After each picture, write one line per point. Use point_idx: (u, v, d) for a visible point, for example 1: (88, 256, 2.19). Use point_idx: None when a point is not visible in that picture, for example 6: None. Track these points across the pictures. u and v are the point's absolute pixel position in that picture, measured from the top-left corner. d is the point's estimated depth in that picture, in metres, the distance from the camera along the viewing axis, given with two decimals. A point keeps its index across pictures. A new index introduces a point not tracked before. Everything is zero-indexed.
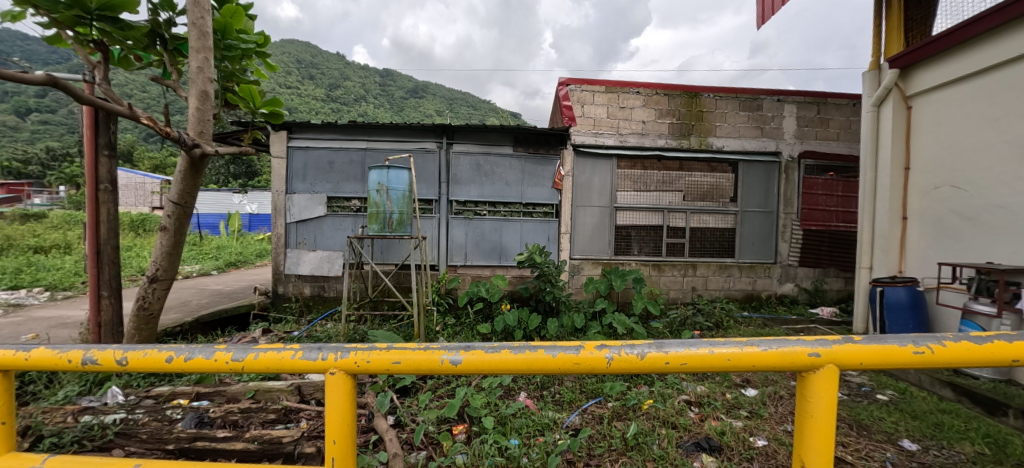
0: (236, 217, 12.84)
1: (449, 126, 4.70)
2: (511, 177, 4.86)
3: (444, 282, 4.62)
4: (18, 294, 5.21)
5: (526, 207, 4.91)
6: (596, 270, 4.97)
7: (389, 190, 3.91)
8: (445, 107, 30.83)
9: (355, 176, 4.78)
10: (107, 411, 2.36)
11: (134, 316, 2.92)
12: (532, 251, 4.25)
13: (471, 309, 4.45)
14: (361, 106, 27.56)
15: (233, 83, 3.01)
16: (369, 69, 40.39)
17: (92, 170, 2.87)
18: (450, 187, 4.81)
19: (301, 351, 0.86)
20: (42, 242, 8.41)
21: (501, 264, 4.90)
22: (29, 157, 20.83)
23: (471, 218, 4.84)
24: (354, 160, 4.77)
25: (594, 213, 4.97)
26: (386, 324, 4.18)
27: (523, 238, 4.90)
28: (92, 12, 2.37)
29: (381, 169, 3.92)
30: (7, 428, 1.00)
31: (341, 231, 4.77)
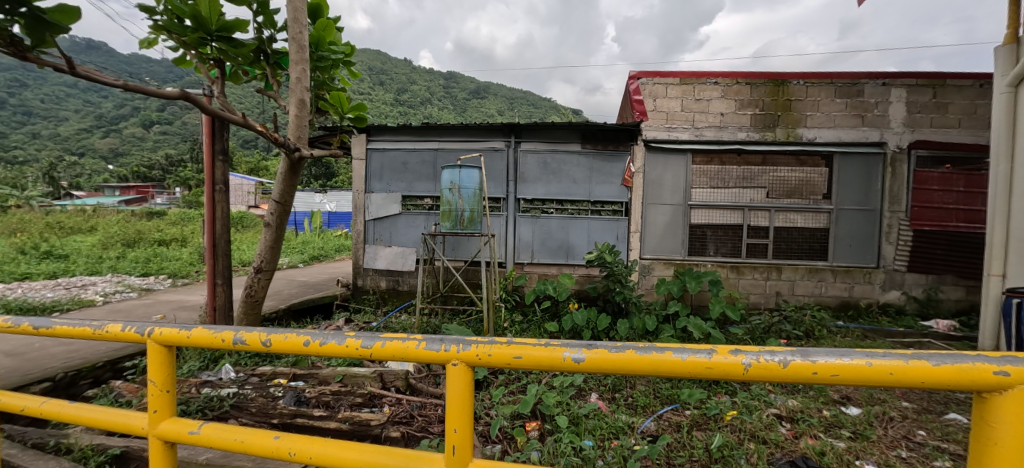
0: (321, 215, 14.09)
1: (517, 126, 4.75)
2: (579, 174, 4.80)
3: (511, 279, 4.68)
4: (150, 280, 6.11)
5: (594, 205, 4.81)
6: (668, 270, 4.75)
7: (461, 189, 4.04)
8: (505, 107, 31.24)
9: (427, 176, 4.99)
10: (222, 385, 2.69)
11: (243, 302, 3.25)
12: (601, 249, 4.15)
13: (538, 307, 4.48)
14: (426, 109, 28.78)
15: (324, 91, 3.23)
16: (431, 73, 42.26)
17: (209, 172, 3.26)
18: (518, 185, 4.86)
19: (425, 342, 0.92)
20: (165, 235, 9.79)
21: (568, 263, 4.84)
22: (153, 163, 24.52)
23: (539, 216, 4.85)
24: (426, 160, 4.98)
25: (666, 212, 4.75)
26: (456, 319, 4.34)
27: (590, 236, 4.81)
28: (213, 33, 2.70)
29: (453, 169, 4.05)
30: (168, 395, 1.16)
31: (414, 228, 5.00)
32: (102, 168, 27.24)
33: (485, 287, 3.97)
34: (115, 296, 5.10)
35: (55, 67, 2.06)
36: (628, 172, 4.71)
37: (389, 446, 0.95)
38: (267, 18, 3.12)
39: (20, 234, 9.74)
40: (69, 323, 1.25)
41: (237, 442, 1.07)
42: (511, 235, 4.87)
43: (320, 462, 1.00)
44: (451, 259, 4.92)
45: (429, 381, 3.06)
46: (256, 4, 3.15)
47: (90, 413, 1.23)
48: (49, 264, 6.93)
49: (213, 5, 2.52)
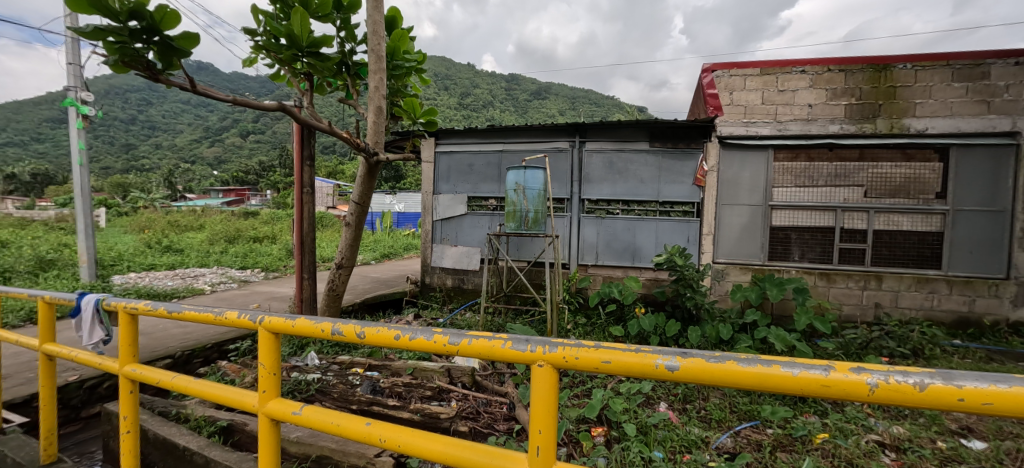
0: (391, 216, 15.12)
1: (582, 125, 4.71)
2: (646, 174, 4.64)
3: (574, 281, 4.64)
4: (248, 273, 6.92)
5: (663, 205, 4.63)
6: (745, 276, 4.41)
7: (526, 190, 4.11)
8: (564, 108, 31.13)
9: (492, 177, 5.11)
10: (309, 371, 2.96)
11: (326, 295, 3.55)
12: (671, 252, 3.97)
13: (602, 310, 4.42)
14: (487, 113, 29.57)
15: (399, 98, 3.45)
16: (491, 77, 43.45)
17: (299, 176, 3.62)
18: (583, 185, 4.81)
19: (511, 341, 0.92)
20: (259, 233, 11.04)
21: (634, 266, 4.70)
22: (248, 169, 27.79)
23: (604, 217, 4.76)
24: (491, 162, 5.11)
25: (743, 213, 4.41)
26: (519, 319, 4.41)
27: (658, 238, 4.64)
28: (304, 49, 2.97)
29: (519, 170, 4.13)
30: (273, 377, 1.28)
31: (479, 228, 5.15)
32: (208, 174, 31.35)
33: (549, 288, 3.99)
34: (219, 286, 5.85)
35: (180, 88, 2.43)
36: (701, 171, 4.45)
37: (474, 441, 0.95)
38: (349, 33, 3.39)
39: (150, 231, 11.54)
40: (195, 308, 1.45)
41: (333, 425, 1.13)
42: (576, 236, 4.83)
43: (407, 451, 1.03)
44: (515, 259, 5.01)
45: (494, 379, 3.13)
46: (340, 20, 3.44)
47: (210, 388, 1.40)
48: (170, 257, 8.12)
49: (304, 24, 2.78)
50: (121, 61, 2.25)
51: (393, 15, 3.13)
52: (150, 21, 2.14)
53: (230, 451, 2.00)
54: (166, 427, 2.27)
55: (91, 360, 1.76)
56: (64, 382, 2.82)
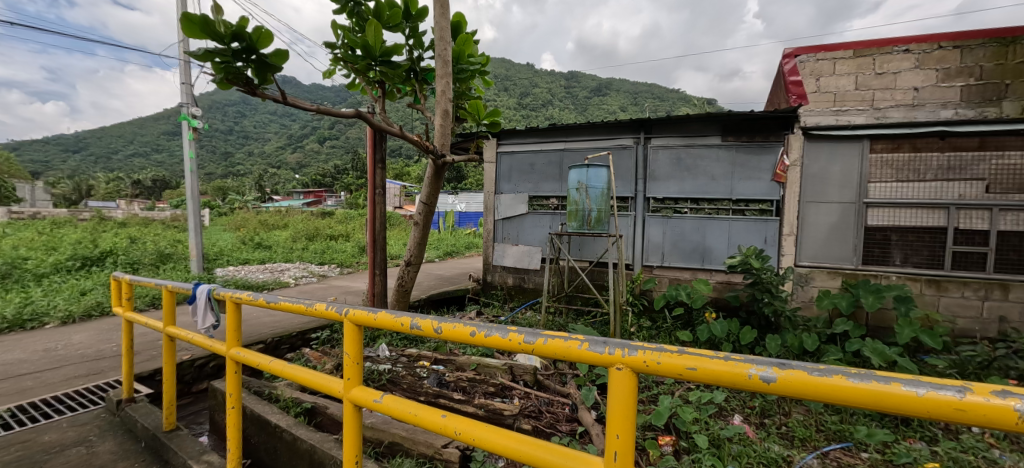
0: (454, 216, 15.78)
1: (647, 121, 4.56)
2: (718, 170, 4.39)
3: (638, 281, 4.53)
4: (326, 268, 7.60)
5: (737, 204, 4.34)
6: (834, 282, 3.98)
7: (589, 189, 4.16)
8: (623, 104, 30.26)
9: (553, 176, 5.13)
10: (380, 362, 3.17)
11: (396, 290, 3.78)
12: (746, 254, 3.72)
13: (669, 314, 4.26)
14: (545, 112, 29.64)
15: (463, 100, 3.59)
16: (547, 77, 43.45)
17: (372, 177, 3.90)
18: (648, 183, 4.66)
19: (587, 343, 0.86)
20: (336, 231, 12.07)
21: (704, 268, 4.46)
22: (325, 172, 30.44)
23: (671, 216, 4.57)
24: (552, 161, 5.14)
25: (833, 211, 3.99)
26: (580, 320, 4.43)
27: (731, 239, 4.36)
28: (377, 59, 3.18)
29: (581, 169, 4.18)
30: (356, 366, 1.36)
31: (540, 227, 5.19)
32: (290, 178, 34.76)
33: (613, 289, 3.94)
34: (303, 280, 6.49)
35: (273, 100, 2.72)
36: (782, 166, 4.10)
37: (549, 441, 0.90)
38: (416, 41, 3.58)
39: (246, 229, 13.11)
40: (288, 300, 1.61)
41: (412, 415, 1.15)
42: (641, 235, 4.69)
43: (483, 445, 1.01)
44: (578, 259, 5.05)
45: (556, 378, 3.15)
46: (408, 29, 3.65)
47: (300, 373, 1.53)
48: (261, 252, 9.15)
49: (377, 35, 2.99)
50: (226, 78, 2.60)
51: (457, 21, 3.28)
52: (248, 42, 2.43)
53: (314, 431, 2.21)
54: (261, 405, 2.56)
55: (203, 342, 2.02)
56: (180, 360, 3.30)
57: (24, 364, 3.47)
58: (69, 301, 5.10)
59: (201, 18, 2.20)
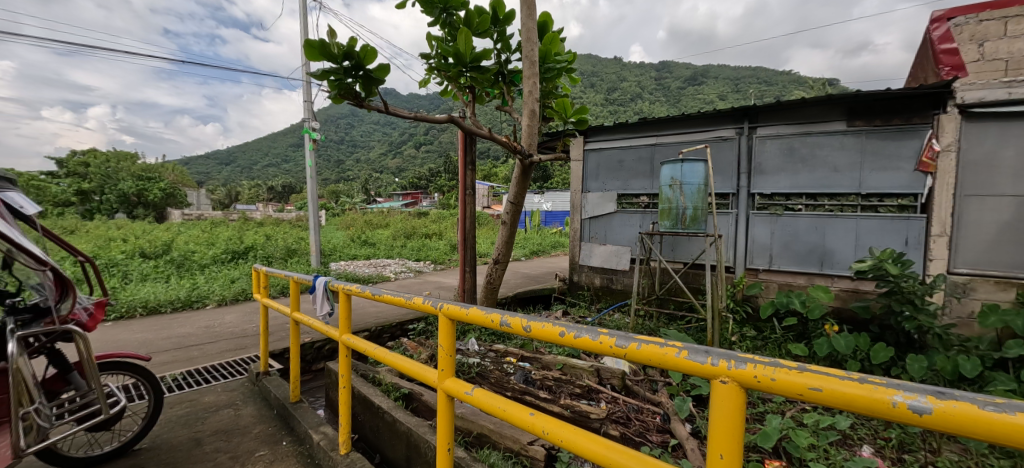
0: None
1: (752, 108, 4.14)
2: (842, 161, 3.80)
3: (740, 286, 4.17)
4: (422, 264, 8.32)
5: (867, 199, 3.74)
6: (1006, 295, 3.21)
7: (683, 185, 3.93)
8: (722, 91, 27.66)
9: (644, 173, 4.94)
10: (470, 355, 3.40)
11: (485, 288, 3.99)
12: (880, 257, 3.17)
13: (778, 324, 3.84)
14: (632, 106, 28.42)
15: (551, 99, 3.66)
16: (634, 68, 41.57)
17: (463, 179, 4.16)
18: (753, 177, 4.22)
19: (686, 351, 0.81)
20: (430, 230, 13.11)
21: (822, 273, 3.92)
22: (420, 176, 33.12)
23: (781, 214, 4.07)
24: (642, 157, 4.94)
25: (1003, 207, 3.24)
26: (673, 325, 4.28)
27: (859, 241, 3.75)
28: (468, 65, 3.38)
29: (674, 165, 3.98)
30: (450, 358, 1.47)
31: (630, 226, 5.05)
32: (390, 181, 38.49)
33: (710, 294, 3.68)
34: (402, 275, 7.19)
35: (377, 111, 3.07)
36: (929, 152, 3.42)
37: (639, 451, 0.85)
38: (504, 44, 3.73)
39: (354, 228, 14.91)
40: (390, 293, 1.81)
41: (501, 411, 1.20)
42: (744, 235, 4.27)
43: (571, 448, 1.00)
44: (670, 260, 4.85)
45: (646, 385, 3.06)
46: (496, 33, 3.81)
47: (401, 361, 1.71)
48: (367, 249, 10.34)
49: (468, 42, 3.19)
50: (339, 95, 2.98)
51: (545, 20, 3.35)
52: (358, 59, 2.78)
53: (410, 415, 2.45)
54: (366, 387, 2.90)
55: (321, 327, 2.36)
56: (303, 342, 3.92)
57: (193, 338, 4.42)
58: (223, 288, 6.33)
59: (319, 42, 2.59)
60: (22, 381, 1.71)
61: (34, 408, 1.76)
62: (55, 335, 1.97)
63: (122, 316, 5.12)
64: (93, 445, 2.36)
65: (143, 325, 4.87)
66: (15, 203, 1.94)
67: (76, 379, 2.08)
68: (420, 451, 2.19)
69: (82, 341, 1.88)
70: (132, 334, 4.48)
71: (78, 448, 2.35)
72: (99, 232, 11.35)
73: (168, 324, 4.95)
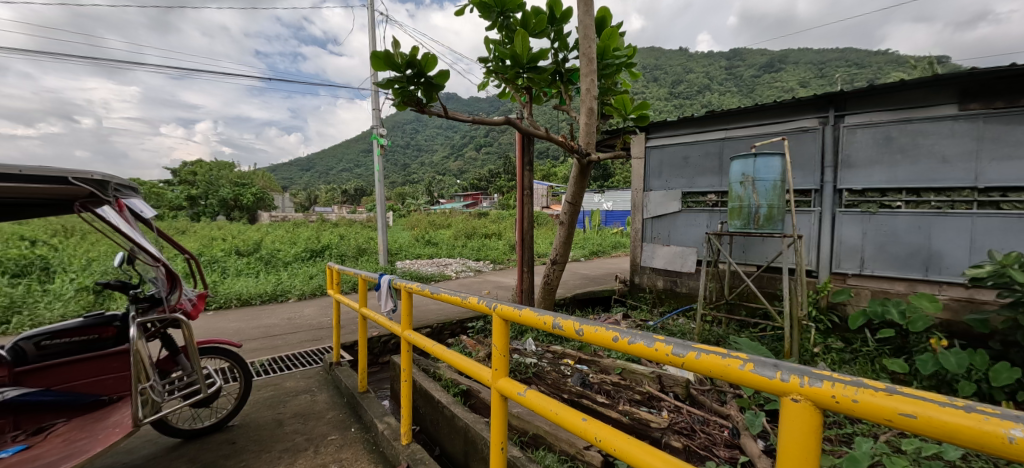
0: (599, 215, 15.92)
1: (839, 94, 3.72)
2: (952, 150, 3.29)
3: (824, 292, 3.77)
4: (482, 264, 8.60)
5: (987, 194, 3.19)
6: None
7: (756, 181, 3.64)
8: (807, 76, 24.93)
9: (711, 169, 4.65)
10: (527, 355, 3.46)
11: (542, 288, 4.03)
12: (1001, 262, 2.70)
13: (872, 336, 3.42)
14: (701, 98, 26.71)
15: (609, 96, 3.61)
16: (703, 57, 38.98)
17: (521, 180, 4.24)
18: (839, 171, 3.80)
19: (751, 364, 0.76)
20: (490, 230, 13.47)
21: (927, 280, 3.43)
22: (480, 177, 34.09)
23: (876, 212, 3.61)
24: (710, 152, 4.66)
25: None
26: (745, 333, 3.99)
27: (976, 242, 3.22)
28: (525, 66, 3.44)
29: (746, 160, 3.71)
30: (503, 358, 1.53)
31: (695, 227, 4.79)
32: (452, 183, 40.12)
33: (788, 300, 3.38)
34: (463, 274, 7.49)
35: (438, 115, 3.25)
36: None
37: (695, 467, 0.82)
38: (561, 43, 3.74)
39: (418, 228, 15.78)
40: (447, 292, 1.93)
41: (553, 413, 1.23)
42: (829, 235, 3.85)
43: (624, 457, 1.00)
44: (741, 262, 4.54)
45: (713, 396, 2.90)
46: (553, 33, 3.84)
47: (458, 359, 1.81)
48: (431, 249, 10.92)
49: (525, 43, 3.24)
50: (403, 102, 3.19)
51: (604, 15, 3.31)
52: (419, 67, 2.96)
53: (467, 411, 2.56)
54: (426, 382, 3.08)
55: (384, 322, 2.56)
56: (372, 335, 4.28)
57: (276, 328, 5.01)
58: (303, 283, 7.08)
59: (385, 53, 2.81)
60: (141, 361, 2.05)
61: (148, 385, 2.08)
62: (166, 321, 2.32)
63: (220, 305, 5.97)
64: (196, 419, 2.76)
65: (237, 315, 5.63)
66: (137, 208, 2.32)
67: (182, 360, 2.49)
68: (477, 447, 2.29)
69: (185, 328, 2.23)
70: (229, 323, 5.19)
71: (186, 420, 2.77)
72: (204, 232, 13.25)
73: (257, 314, 5.68)
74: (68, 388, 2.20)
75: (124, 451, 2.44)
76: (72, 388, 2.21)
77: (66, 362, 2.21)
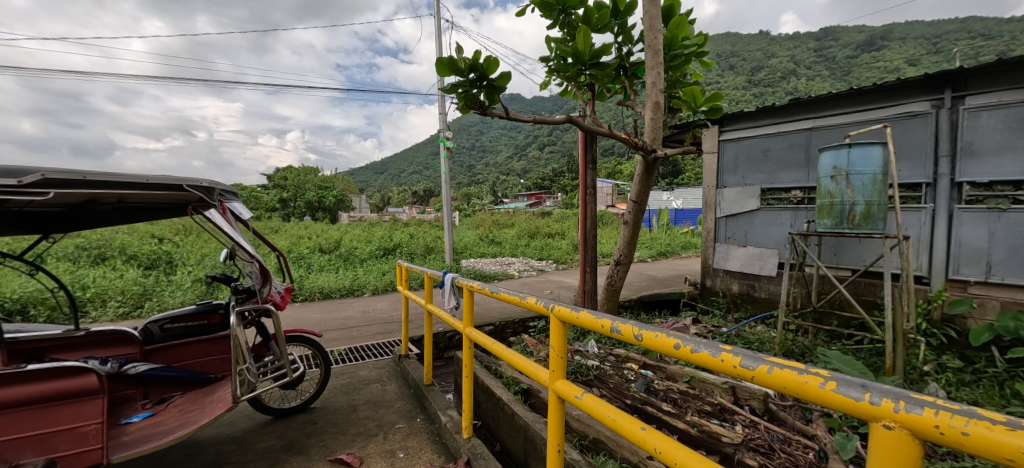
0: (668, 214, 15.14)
1: (957, 71, 3.22)
2: None
3: (938, 303, 3.28)
4: (544, 263, 8.67)
5: None
6: None
7: (852, 175, 3.25)
8: (927, 50, 21.28)
9: (796, 163, 4.24)
10: (588, 357, 3.46)
11: (605, 289, 3.99)
12: None
13: (1002, 357, 2.89)
14: (788, 84, 24.10)
15: (677, 88, 3.47)
16: (792, 38, 35.08)
17: (583, 178, 4.23)
18: (957, 160, 3.28)
19: (833, 383, 0.66)
20: (552, 230, 13.48)
21: None
22: (543, 177, 34.20)
23: (1008, 209, 3.07)
24: (795, 144, 4.24)
25: None
26: (835, 345, 3.58)
27: None
28: (587, 63, 3.42)
29: (837, 151, 3.32)
30: (561, 360, 1.57)
31: (777, 226, 4.39)
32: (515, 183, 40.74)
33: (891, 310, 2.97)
34: (526, 273, 7.63)
35: (500, 117, 3.37)
36: None
37: None
38: (625, 36, 3.66)
39: (484, 227, 16.33)
40: (506, 291, 2.03)
41: (611, 420, 1.24)
42: (943, 235, 3.34)
43: None
44: (831, 266, 4.08)
45: (796, 413, 2.66)
46: (617, 26, 3.78)
47: (518, 358, 1.89)
48: (495, 248, 11.24)
49: (587, 39, 3.23)
50: (466, 105, 3.36)
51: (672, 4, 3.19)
52: (481, 70, 3.10)
53: (528, 411, 2.63)
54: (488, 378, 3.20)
55: (448, 319, 2.72)
56: (438, 331, 4.56)
57: (352, 320, 5.55)
58: (377, 279, 7.71)
59: (449, 60, 3.00)
60: (240, 345, 2.41)
61: (245, 366, 2.44)
62: (259, 311, 2.73)
63: (306, 298, 6.75)
64: (284, 399, 3.17)
65: (319, 307, 6.34)
66: (237, 210, 2.69)
67: (272, 346, 2.93)
68: (537, 446, 2.35)
69: (274, 317, 2.59)
70: (314, 314, 5.85)
71: (275, 399, 3.18)
72: (295, 231, 14.98)
73: (340, 307, 6.31)
74: (184, 366, 2.73)
75: (228, 423, 2.90)
76: (187, 366, 2.75)
77: (183, 343, 2.74)
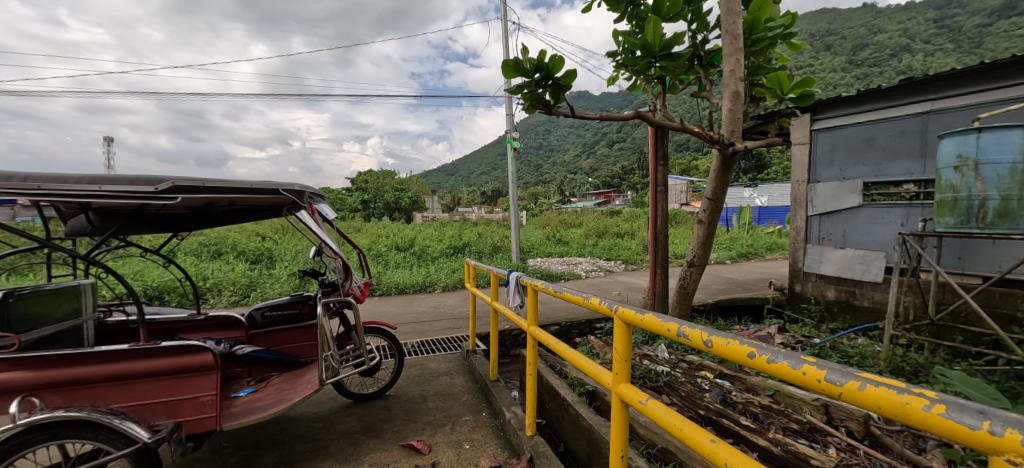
0: (751, 212, 13.88)
1: None
2: None
3: None
4: (612, 264, 8.50)
5: None
6: None
7: (981, 165, 2.77)
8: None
9: (910, 152, 3.70)
10: (658, 363, 3.39)
11: (677, 292, 3.86)
12: None
13: None
14: (907, 60, 20.62)
15: (760, 74, 3.23)
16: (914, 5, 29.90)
17: (654, 176, 4.13)
18: None
19: (941, 405, 0.56)
20: (621, 230, 13.12)
21: None
22: (611, 175, 33.26)
23: None
24: (908, 130, 3.72)
25: None
26: (959, 365, 3.06)
27: None
28: (656, 56, 3.32)
29: (961, 137, 2.87)
30: (625, 362, 1.58)
31: (884, 225, 3.91)
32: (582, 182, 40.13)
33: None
34: (592, 273, 7.56)
35: (566, 115, 3.43)
36: None
37: None
38: (700, 23, 3.51)
39: (550, 226, 16.41)
40: (571, 291, 2.11)
41: (677, 428, 1.22)
42: None
43: None
44: (955, 273, 3.52)
45: (903, 439, 2.35)
46: (691, 13, 3.63)
47: (583, 361, 1.95)
48: (562, 247, 11.26)
49: (656, 31, 3.15)
50: (532, 105, 3.48)
51: None
52: (547, 70, 3.19)
53: (592, 413, 2.66)
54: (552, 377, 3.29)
55: (513, 317, 2.86)
56: (504, 329, 4.75)
57: (425, 315, 6.00)
58: (447, 276, 8.19)
59: (515, 61, 3.13)
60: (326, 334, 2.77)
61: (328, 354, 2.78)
62: (342, 302, 3.09)
63: (383, 292, 7.42)
64: (364, 385, 3.55)
65: (395, 301, 6.94)
66: (324, 211, 3.08)
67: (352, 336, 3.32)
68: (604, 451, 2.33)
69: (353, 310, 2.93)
70: (390, 307, 6.42)
71: (355, 385, 3.57)
72: (374, 230, 16.44)
73: (410, 302, 6.85)
74: (281, 349, 3.23)
75: (314, 403, 3.34)
76: (284, 349, 3.26)
77: (279, 330, 3.25)
